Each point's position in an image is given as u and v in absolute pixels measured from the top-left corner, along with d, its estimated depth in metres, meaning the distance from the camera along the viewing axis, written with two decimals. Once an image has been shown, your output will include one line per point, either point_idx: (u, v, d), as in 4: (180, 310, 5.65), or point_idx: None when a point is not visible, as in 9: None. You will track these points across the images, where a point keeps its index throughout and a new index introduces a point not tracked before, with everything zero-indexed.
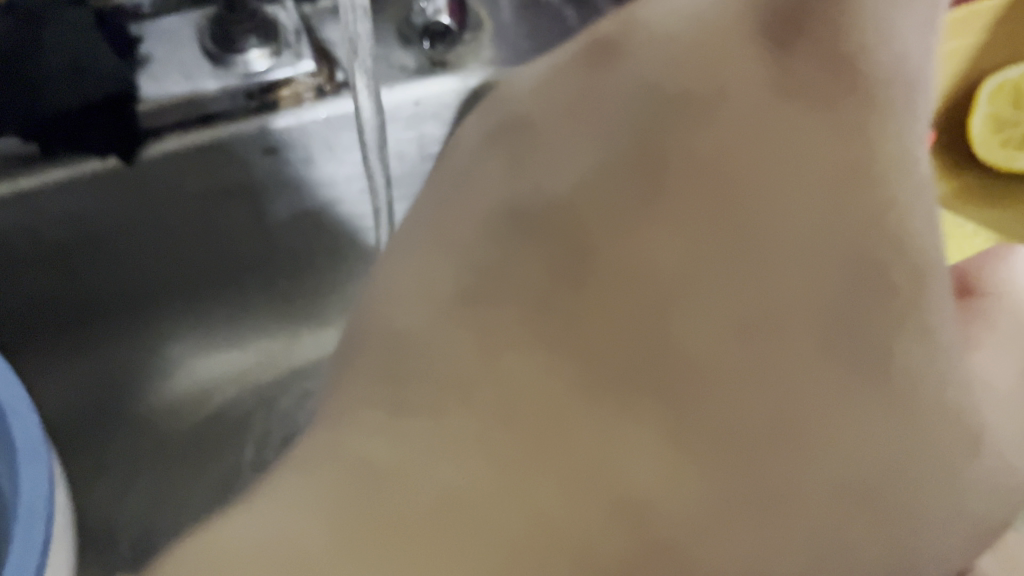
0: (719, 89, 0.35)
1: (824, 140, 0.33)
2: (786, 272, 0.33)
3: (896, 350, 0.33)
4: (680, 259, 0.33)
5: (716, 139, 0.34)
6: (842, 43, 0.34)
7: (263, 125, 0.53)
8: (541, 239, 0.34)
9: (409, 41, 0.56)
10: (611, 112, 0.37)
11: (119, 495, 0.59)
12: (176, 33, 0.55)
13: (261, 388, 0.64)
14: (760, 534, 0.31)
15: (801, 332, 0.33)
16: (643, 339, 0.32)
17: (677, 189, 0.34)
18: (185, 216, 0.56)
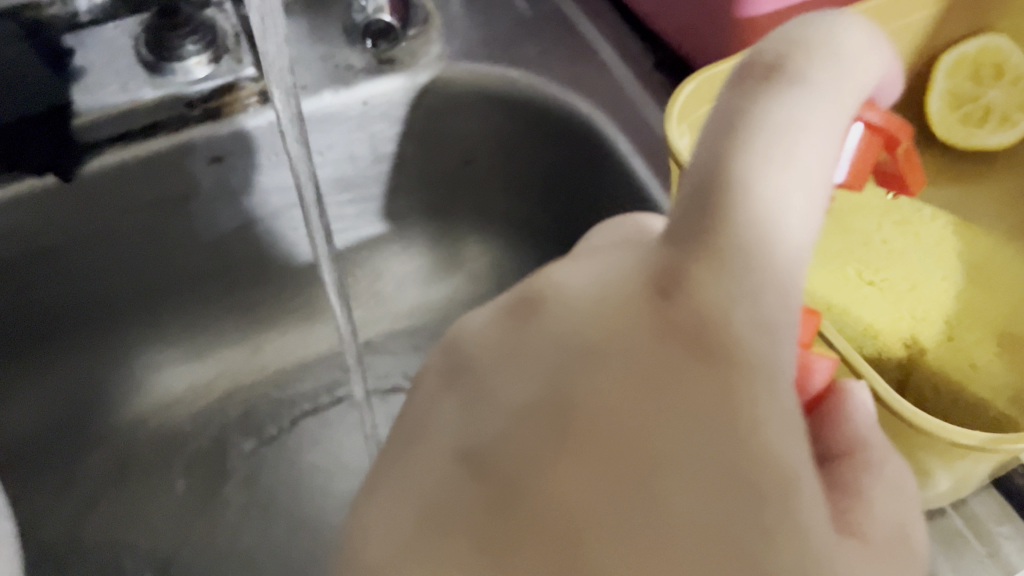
0: (604, 332, 0.22)
1: (700, 374, 0.21)
2: (688, 520, 0.20)
3: (798, 566, 0.20)
4: (586, 504, 0.20)
5: (609, 389, 0.21)
6: (705, 304, 0.22)
7: (207, 134, 0.51)
8: (474, 485, 0.21)
9: (355, 41, 0.55)
10: (543, 354, 0.23)
11: (89, 511, 0.58)
12: (112, 42, 0.52)
13: (227, 402, 0.64)
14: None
15: (703, 567, 0.19)
16: (556, 560, 0.20)
17: (591, 430, 0.21)
18: (132, 232, 0.54)
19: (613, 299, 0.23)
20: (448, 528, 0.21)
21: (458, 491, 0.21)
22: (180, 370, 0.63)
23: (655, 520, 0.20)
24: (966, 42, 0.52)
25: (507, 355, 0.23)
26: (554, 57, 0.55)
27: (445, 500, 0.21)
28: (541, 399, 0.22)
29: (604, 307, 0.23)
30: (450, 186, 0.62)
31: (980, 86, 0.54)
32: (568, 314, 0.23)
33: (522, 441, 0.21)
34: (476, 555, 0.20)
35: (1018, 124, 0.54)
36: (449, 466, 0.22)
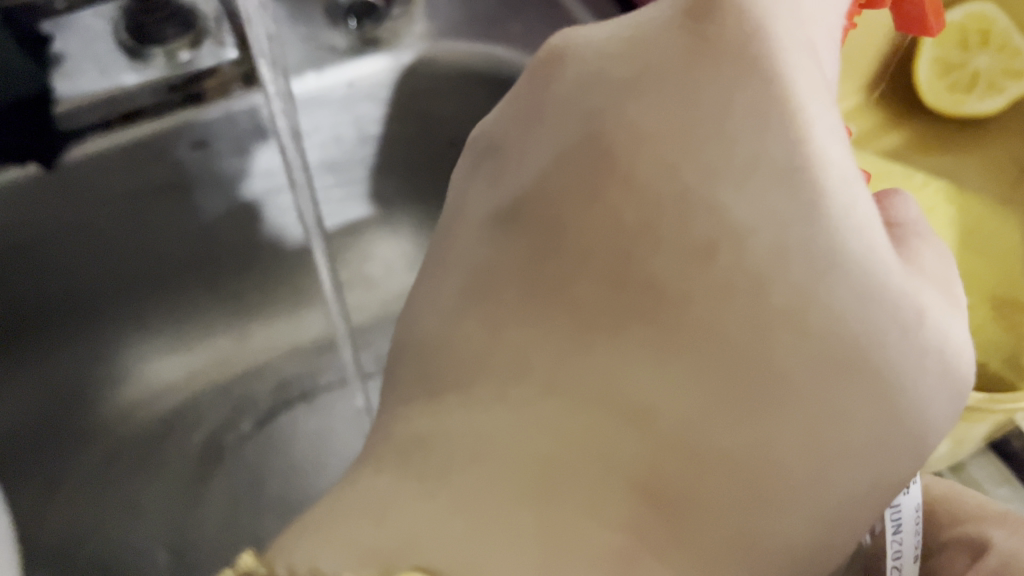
0: (637, 63, 0.25)
1: (746, 86, 0.24)
2: (747, 211, 0.23)
3: (863, 254, 0.23)
4: (638, 219, 0.24)
5: (648, 111, 0.25)
6: (742, 40, 0.24)
7: (190, 119, 0.50)
8: (518, 238, 0.26)
9: (337, 22, 0.54)
10: (572, 98, 0.27)
11: (80, 508, 0.58)
12: (88, 27, 0.51)
13: (218, 390, 0.64)
14: (778, 271, 0.23)
15: (770, 255, 0.23)
16: (613, 274, 0.24)
17: (637, 153, 0.24)
18: (116, 222, 0.53)
19: (648, 40, 0.25)
20: (492, 288, 0.26)
21: (510, 243, 0.26)
22: (170, 361, 0.63)
23: (712, 223, 0.23)
24: (953, 9, 0.52)
25: (530, 116, 0.28)
26: (539, 35, 0.54)
27: (495, 259, 0.26)
28: (581, 144, 0.26)
29: (631, 38, 0.26)
30: (436, 168, 0.61)
31: (965, 53, 0.53)
32: (591, 53, 0.27)
33: (570, 179, 0.25)
34: (521, 303, 0.25)
35: (1005, 91, 0.54)
36: (490, 229, 0.27)
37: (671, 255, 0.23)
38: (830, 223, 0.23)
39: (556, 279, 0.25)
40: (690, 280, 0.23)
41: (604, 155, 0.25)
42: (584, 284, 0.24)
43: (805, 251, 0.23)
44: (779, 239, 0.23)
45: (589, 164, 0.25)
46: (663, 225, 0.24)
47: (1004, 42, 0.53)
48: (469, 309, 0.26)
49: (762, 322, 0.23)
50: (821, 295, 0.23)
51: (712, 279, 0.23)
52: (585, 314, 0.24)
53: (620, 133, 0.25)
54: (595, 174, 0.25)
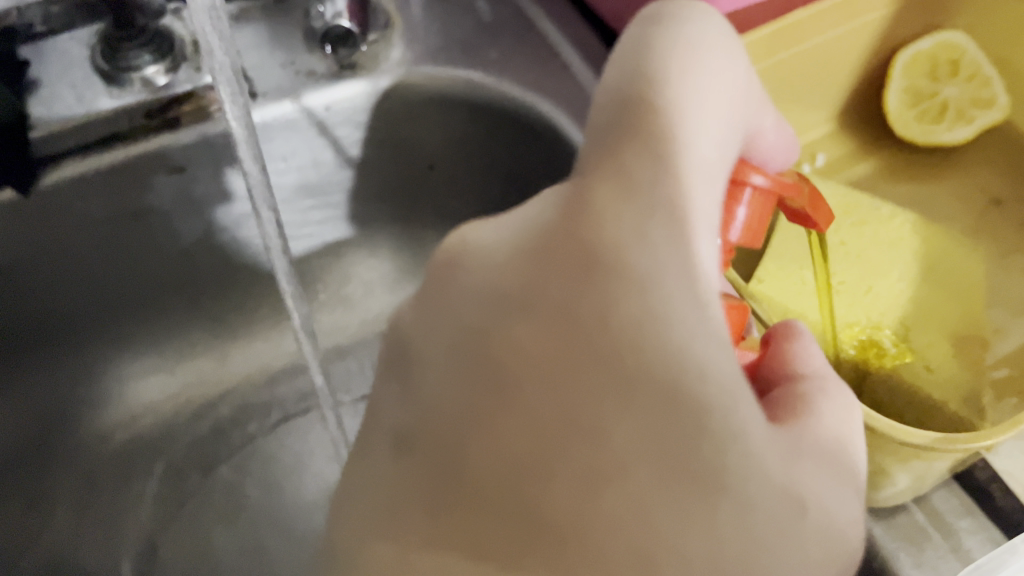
0: (515, 282, 0.27)
1: (623, 303, 0.26)
2: (627, 448, 0.24)
3: (738, 471, 0.25)
4: (528, 454, 0.25)
5: (529, 334, 0.26)
6: (611, 232, 0.27)
7: (167, 143, 0.51)
8: (415, 463, 0.26)
9: (314, 47, 0.55)
10: (462, 318, 0.28)
11: (57, 528, 0.58)
12: (66, 53, 0.51)
13: (197, 410, 0.64)
14: (662, 495, 0.24)
15: (656, 485, 0.24)
16: (514, 515, 0.24)
17: (520, 383, 0.25)
18: (93, 246, 0.54)
19: (519, 261, 0.27)
20: (408, 504, 0.26)
21: (403, 474, 0.27)
22: (150, 383, 0.63)
23: (591, 461, 0.24)
24: (921, 39, 0.52)
25: (425, 317, 0.29)
26: (516, 61, 0.55)
27: (396, 484, 0.27)
28: (472, 367, 0.26)
29: (513, 252, 0.28)
30: (413, 192, 0.62)
31: (937, 82, 0.54)
32: (478, 271, 0.28)
33: (454, 409, 0.26)
34: (427, 523, 0.25)
35: (973, 120, 0.54)
36: (389, 449, 0.27)
37: (565, 491, 0.24)
38: (706, 443, 0.25)
39: (455, 514, 0.25)
40: (581, 513, 0.24)
41: (492, 374, 0.26)
42: (481, 506, 0.25)
43: (682, 487, 0.24)
44: (652, 458, 0.24)
45: (480, 393, 0.26)
46: (553, 460, 0.24)
47: (975, 71, 0.54)
48: (388, 522, 0.26)
49: (649, 543, 0.24)
50: (704, 527, 0.24)
51: (603, 509, 0.24)
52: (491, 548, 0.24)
53: (506, 362, 0.26)
54: (486, 404, 0.26)
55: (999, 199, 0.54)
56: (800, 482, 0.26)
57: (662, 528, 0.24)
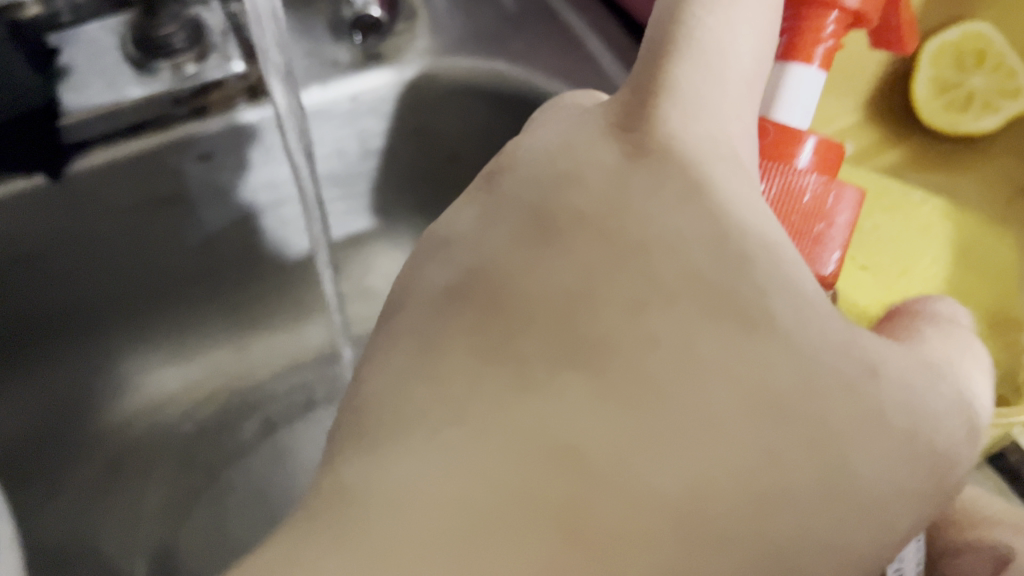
0: (580, 160, 0.27)
1: (672, 185, 0.25)
2: (676, 282, 0.24)
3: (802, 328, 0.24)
4: (578, 283, 0.24)
5: (583, 197, 0.26)
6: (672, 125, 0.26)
7: (196, 131, 0.51)
8: (460, 310, 0.25)
9: (341, 36, 0.55)
10: (520, 189, 0.27)
11: (77, 514, 0.58)
12: (96, 40, 0.51)
13: (217, 399, 0.64)
14: (722, 332, 0.23)
15: (706, 321, 0.23)
16: (561, 335, 0.23)
17: (577, 229, 0.25)
18: (119, 232, 0.54)
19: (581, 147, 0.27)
20: (447, 342, 0.24)
21: (444, 313, 0.25)
22: (170, 373, 0.63)
23: (645, 296, 0.24)
24: (948, 29, 0.53)
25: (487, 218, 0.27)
26: (541, 51, 0.55)
27: (432, 326, 0.25)
28: (524, 221, 0.26)
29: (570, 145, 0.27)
30: (435, 182, 0.62)
31: (964, 73, 0.54)
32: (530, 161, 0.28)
33: (507, 252, 0.25)
34: (473, 350, 0.24)
35: (1001, 110, 0.54)
36: (436, 300, 0.25)
37: (618, 317, 0.23)
38: (783, 307, 0.24)
39: (499, 341, 0.24)
40: (637, 341, 0.23)
41: (544, 225, 0.26)
42: (526, 335, 0.23)
43: (742, 325, 0.23)
44: (709, 295, 0.24)
45: (538, 240, 0.25)
46: (608, 289, 0.24)
47: (1000, 61, 0.55)
48: (413, 368, 0.24)
49: (706, 376, 0.23)
50: (771, 376, 0.23)
51: (658, 335, 0.23)
52: (534, 365, 0.23)
53: (562, 212, 0.26)
54: (534, 247, 0.25)
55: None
56: (865, 339, 0.25)
57: (711, 355, 0.23)
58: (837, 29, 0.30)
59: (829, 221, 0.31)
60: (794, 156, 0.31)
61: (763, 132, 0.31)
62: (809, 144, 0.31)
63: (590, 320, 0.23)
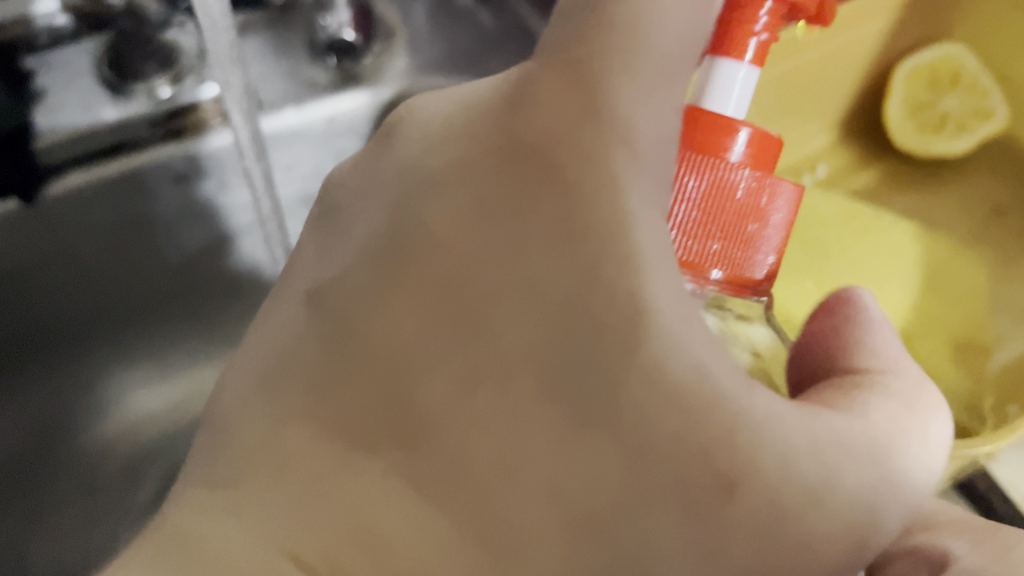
0: (450, 165, 0.25)
1: (543, 211, 0.23)
2: (513, 353, 0.22)
3: (649, 396, 0.21)
4: (414, 339, 0.23)
5: (444, 215, 0.24)
6: (567, 118, 0.23)
7: (173, 153, 0.52)
8: (315, 331, 0.25)
9: (317, 57, 0.55)
10: (390, 189, 0.26)
11: (55, 532, 0.57)
12: (72, 62, 0.51)
13: (199, 417, 0.62)
14: (557, 379, 0.22)
15: (539, 394, 0.22)
16: (384, 401, 0.23)
17: (423, 262, 0.24)
18: (96, 251, 0.54)
19: (460, 147, 0.25)
20: (288, 372, 0.24)
21: (301, 335, 0.25)
22: (151, 395, 0.62)
23: (477, 364, 0.22)
24: (923, 51, 0.54)
25: (385, 249, 0.24)
26: None
27: (292, 344, 0.25)
28: (379, 252, 0.24)
29: (452, 130, 0.26)
30: None
31: (935, 93, 0.55)
32: (422, 132, 0.26)
33: (354, 287, 0.24)
34: (305, 396, 0.24)
35: (973, 131, 0.54)
36: (301, 310, 0.25)
37: (444, 390, 0.22)
38: (637, 360, 0.22)
39: (327, 393, 0.23)
40: (459, 422, 0.22)
41: (397, 251, 0.24)
42: (358, 393, 0.23)
43: (573, 381, 0.22)
44: (550, 353, 0.22)
45: (390, 274, 0.24)
46: (439, 357, 0.23)
47: (974, 81, 0.54)
48: (262, 398, 0.24)
49: (523, 443, 0.22)
50: (621, 438, 0.21)
51: (482, 416, 0.22)
52: (353, 433, 0.23)
53: (415, 241, 0.24)
54: (383, 282, 0.24)
55: (999, 209, 0.54)
56: (763, 439, 0.22)
57: (537, 434, 0.22)
58: (772, 20, 0.27)
59: (762, 219, 0.28)
60: (724, 148, 0.27)
61: (690, 119, 0.27)
62: (742, 134, 0.27)
63: (414, 385, 0.23)
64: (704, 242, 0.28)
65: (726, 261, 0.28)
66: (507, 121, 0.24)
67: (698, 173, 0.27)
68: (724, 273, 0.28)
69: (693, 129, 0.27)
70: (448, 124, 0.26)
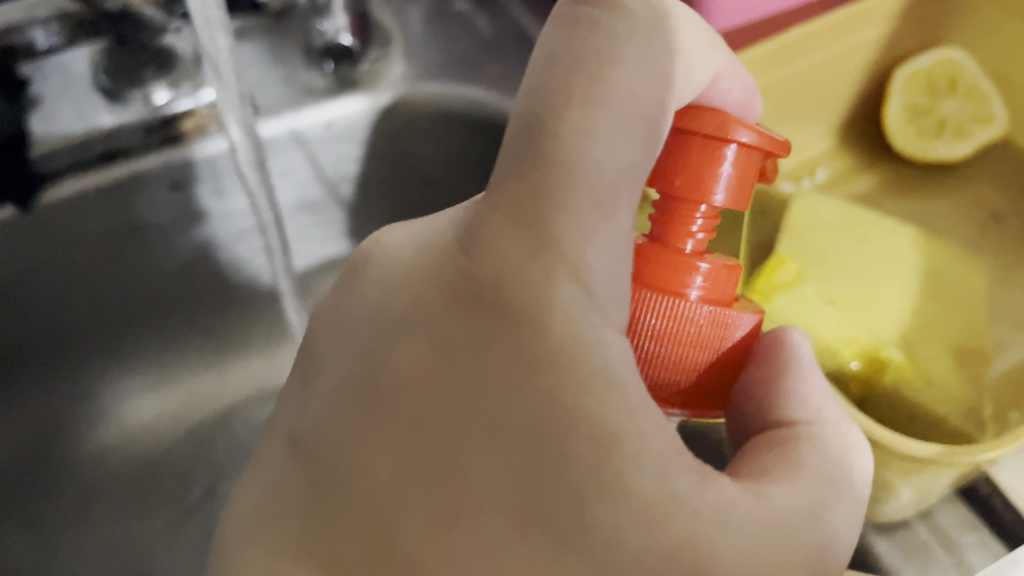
0: (408, 305, 0.25)
1: (497, 349, 0.24)
2: (486, 488, 0.23)
3: (613, 517, 0.23)
4: (392, 479, 0.24)
5: (410, 361, 0.25)
6: (516, 260, 0.24)
7: (168, 159, 0.51)
8: (299, 469, 0.26)
9: (314, 63, 0.55)
10: (360, 331, 0.27)
11: (49, 538, 0.57)
12: (70, 68, 0.51)
13: (194, 424, 0.63)
14: (529, 514, 0.23)
15: (512, 524, 0.23)
16: (371, 539, 0.24)
17: (392, 400, 0.25)
18: (90, 257, 0.53)
19: (419, 285, 0.26)
20: (281, 512, 0.26)
21: (291, 474, 0.26)
22: (145, 404, 0.62)
23: (453, 496, 0.23)
24: (920, 56, 0.54)
25: (361, 383, 0.26)
26: (515, 77, 0.55)
27: (280, 483, 0.26)
28: (354, 398, 0.25)
29: (410, 267, 0.26)
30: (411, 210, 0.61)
31: (935, 98, 0.54)
32: (388, 268, 0.28)
33: (332, 430, 0.26)
34: (301, 534, 0.25)
35: (972, 137, 0.54)
36: (287, 446, 0.27)
37: (422, 525, 0.23)
38: (594, 488, 0.23)
39: (321, 527, 0.25)
40: (441, 551, 0.23)
41: (370, 395, 0.25)
42: (350, 532, 0.24)
43: (542, 514, 0.23)
44: (518, 486, 0.23)
45: (366, 421, 0.25)
46: (417, 498, 0.24)
47: (973, 88, 0.53)
48: (271, 524, 0.26)
49: (503, 568, 0.23)
50: (591, 563, 0.22)
51: (462, 547, 0.23)
52: (346, 566, 0.24)
53: (384, 386, 0.25)
54: (363, 429, 0.25)
55: (998, 215, 0.54)
56: (716, 546, 0.23)
57: (516, 560, 0.23)
58: (707, 223, 0.26)
59: (721, 353, 0.27)
60: (684, 287, 0.26)
61: (645, 261, 0.26)
62: (702, 270, 0.26)
63: (396, 519, 0.24)
64: (666, 375, 0.27)
65: (691, 396, 0.27)
66: (462, 264, 0.25)
67: (656, 313, 0.26)
68: (692, 407, 0.28)
69: (649, 271, 0.26)
70: (410, 255, 0.27)
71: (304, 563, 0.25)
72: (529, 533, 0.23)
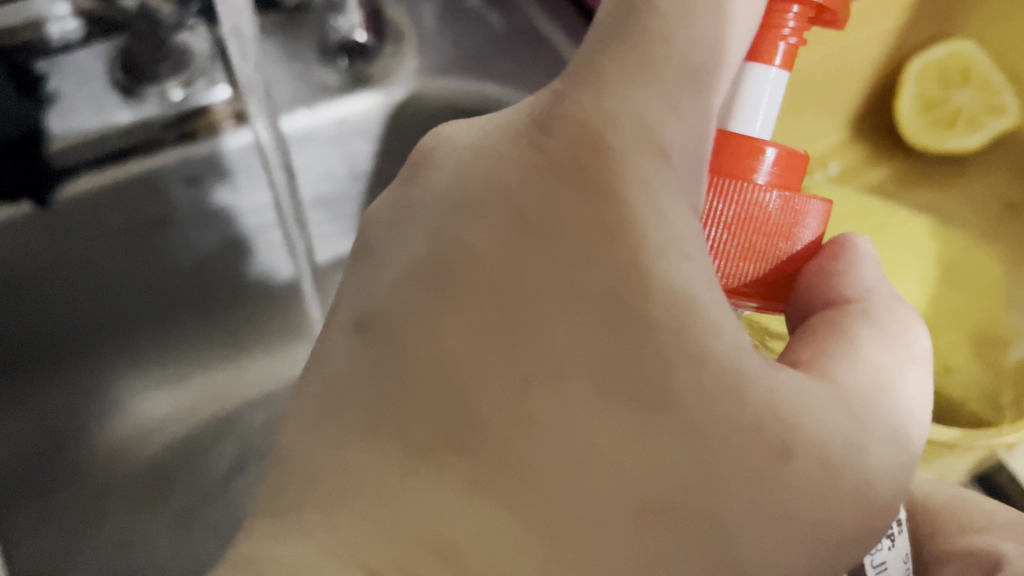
0: (481, 184, 0.26)
1: (582, 211, 0.24)
2: (568, 351, 0.24)
3: (695, 387, 0.23)
4: (467, 351, 0.24)
5: (486, 233, 0.25)
6: (596, 128, 0.25)
7: (184, 155, 0.51)
8: (367, 349, 0.26)
9: (328, 60, 0.55)
10: (428, 215, 0.27)
11: (66, 537, 0.57)
12: (84, 66, 0.51)
13: (211, 418, 0.63)
14: (611, 375, 0.23)
15: (592, 395, 0.23)
16: (445, 406, 0.24)
17: (469, 280, 0.25)
18: (107, 253, 0.54)
19: (496, 165, 0.26)
20: (341, 407, 0.25)
21: (354, 363, 0.26)
22: (161, 400, 0.63)
23: (536, 357, 0.24)
24: (933, 47, 0.53)
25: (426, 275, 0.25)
26: (529, 72, 0.55)
27: (347, 377, 0.26)
28: (426, 273, 0.25)
29: (479, 153, 0.27)
30: None
31: (948, 90, 0.55)
32: (444, 172, 0.28)
33: (404, 304, 0.25)
34: (366, 422, 0.25)
35: (986, 126, 0.55)
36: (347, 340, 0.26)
37: (504, 391, 0.23)
38: (676, 353, 0.23)
39: (389, 411, 0.24)
40: (524, 412, 0.23)
41: (443, 267, 0.25)
42: (419, 411, 0.24)
43: (623, 378, 0.23)
44: (600, 352, 0.23)
45: (440, 293, 0.25)
46: (497, 363, 0.24)
47: (986, 78, 0.55)
48: (324, 445, 0.25)
49: (585, 426, 0.23)
50: (670, 427, 0.23)
51: (543, 408, 0.23)
52: (418, 440, 0.24)
53: (457, 255, 0.25)
54: (436, 300, 0.25)
55: (1013, 205, 0.55)
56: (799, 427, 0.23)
57: (598, 431, 0.23)
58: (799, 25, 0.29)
59: (791, 237, 0.30)
60: (753, 171, 0.29)
61: (718, 148, 0.29)
62: (770, 155, 0.29)
63: (474, 380, 0.24)
64: (736, 262, 0.30)
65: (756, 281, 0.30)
66: (534, 146, 0.26)
67: (727, 198, 0.29)
68: (756, 292, 0.30)
69: (722, 155, 0.29)
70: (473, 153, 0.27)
71: (364, 496, 0.24)
72: (613, 389, 0.23)
